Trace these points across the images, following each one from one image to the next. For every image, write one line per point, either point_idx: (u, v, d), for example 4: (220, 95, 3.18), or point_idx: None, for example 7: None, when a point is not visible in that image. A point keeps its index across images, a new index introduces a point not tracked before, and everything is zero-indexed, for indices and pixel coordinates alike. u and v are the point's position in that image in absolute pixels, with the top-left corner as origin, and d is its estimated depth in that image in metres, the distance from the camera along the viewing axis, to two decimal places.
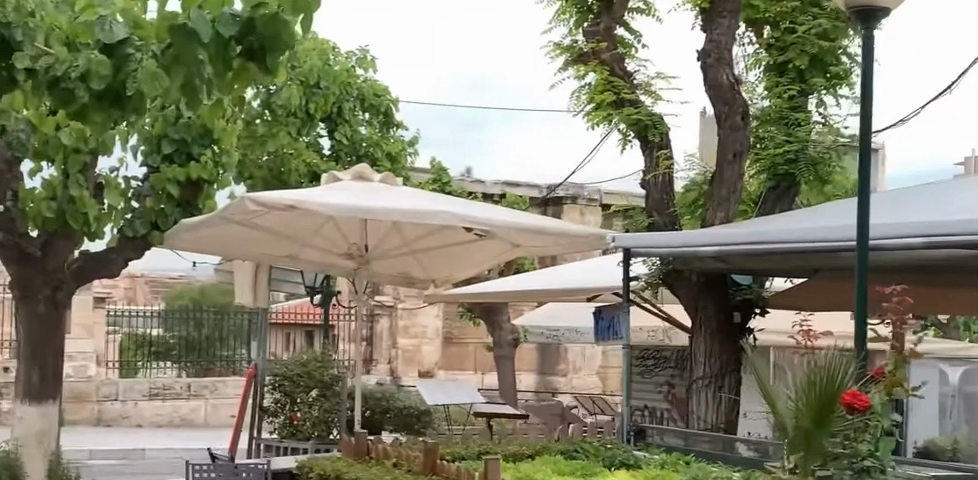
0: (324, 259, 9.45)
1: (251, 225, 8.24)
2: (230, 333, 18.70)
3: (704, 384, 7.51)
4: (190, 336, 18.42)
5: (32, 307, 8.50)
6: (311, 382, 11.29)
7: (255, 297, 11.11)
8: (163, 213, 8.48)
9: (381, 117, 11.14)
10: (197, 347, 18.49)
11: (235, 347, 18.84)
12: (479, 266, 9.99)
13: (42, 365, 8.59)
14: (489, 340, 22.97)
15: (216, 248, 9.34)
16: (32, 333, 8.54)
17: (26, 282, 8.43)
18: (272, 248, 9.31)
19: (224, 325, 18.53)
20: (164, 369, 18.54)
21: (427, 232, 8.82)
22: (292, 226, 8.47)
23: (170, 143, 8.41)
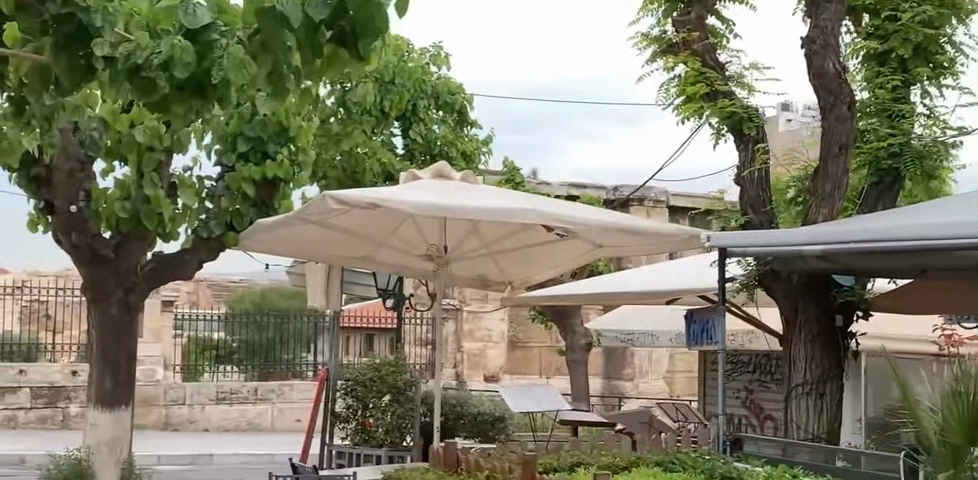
0: (398, 258, 9.20)
1: (328, 224, 8.00)
2: (292, 336, 18.41)
3: (804, 392, 7.04)
4: (252, 340, 18.34)
5: (105, 310, 8.30)
6: (382, 388, 10.94)
7: (326, 300, 10.87)
8: (238, 213, 8.27)
9: (455, 115, 10.91)
10: (259, 349, 18.36)
11: (297, 350, 18.62)
12: (558, 267, 9.66)
13: (115, 370, 8.39)
14: (556, 343, 22.54)
15: (289, 247, 9.12)
16: (105, 337, 8.34)
17: (99, 284, 8.24)
18: (346, 247, 9.06)
19: (288, 328, 18.28)
20: (225, 370, 18.42)
21: (507, 231, 8.49)
22: (367, 226, 8.20)
23: (246, 142, 8.21)
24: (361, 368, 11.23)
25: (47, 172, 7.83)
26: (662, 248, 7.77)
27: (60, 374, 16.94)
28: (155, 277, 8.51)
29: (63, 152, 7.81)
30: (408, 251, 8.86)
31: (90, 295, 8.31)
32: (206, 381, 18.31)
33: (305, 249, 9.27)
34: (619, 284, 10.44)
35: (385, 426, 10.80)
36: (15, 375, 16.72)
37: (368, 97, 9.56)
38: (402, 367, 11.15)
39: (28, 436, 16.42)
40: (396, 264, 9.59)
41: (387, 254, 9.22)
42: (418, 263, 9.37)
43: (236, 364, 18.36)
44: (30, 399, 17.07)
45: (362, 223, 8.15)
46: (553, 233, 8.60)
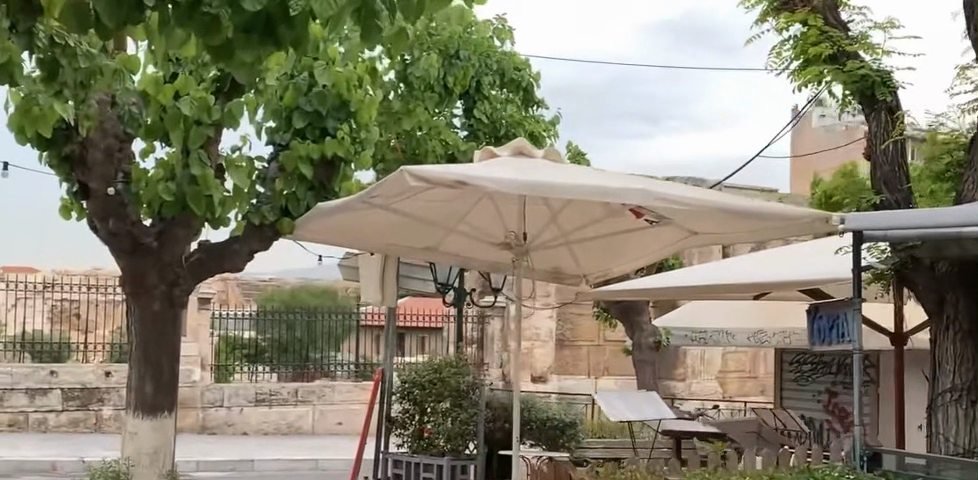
0: (467, 244, 8.32)
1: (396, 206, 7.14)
2: (322, 335, 17.81)
3: (952, 399, 6.09)
4: (281, 339, 17.66)
5: (147, 306, 7.46)
6: (443, 392, 10.00)
7: (382, 296, 10.01)
8: (294, 197, 7.42)
9: (521, 94, 10.03)
10: (290, 349, 17.73)
11: (327, 349, 17.99)
12: (639, 258, 8.75)
13: (156, 374, 7.52)
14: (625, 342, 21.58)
15: (347, 232, 8.26)
16: (147, 335, 7.50)
17: (140, 276, 7.40)
18: (409, 233, 8.19)
19: (318, 328, 17.70)
20: (256, 370, 17.60)
21: (592, 213, 7.60)
22: (439, 209, 7.34)
23: (303, 117, 7.38)
24: (418, 369, 10.31)
25: (82, 150, 7.00)
26: (776, 233, 6.85)
27: (92, 375, 16.25)
28: (203, 269, 7.67)
29: (99, 128, 6.99)
30: (479, 237, 7.99)
31: (129, 289, 7.47)
32: (245, 382, 17.52)
33: (365, 236, 8.40)
34: (700, 274, 9.52)
35: (445, 433, 9.88)
36: (46, 377, 15.99)
37: (431, 71, 8.73)
38: (464, 367, 10.21)
39: (60, 441, 15.69)
40: (463, 252, 8.71)
41: (453, 241, 8.36)
42: (488, 251, 8.51)
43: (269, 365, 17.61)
44: (62, 401, 16.29)
45: (432, 206, 7.28)
46: (643, 219, 7.70)
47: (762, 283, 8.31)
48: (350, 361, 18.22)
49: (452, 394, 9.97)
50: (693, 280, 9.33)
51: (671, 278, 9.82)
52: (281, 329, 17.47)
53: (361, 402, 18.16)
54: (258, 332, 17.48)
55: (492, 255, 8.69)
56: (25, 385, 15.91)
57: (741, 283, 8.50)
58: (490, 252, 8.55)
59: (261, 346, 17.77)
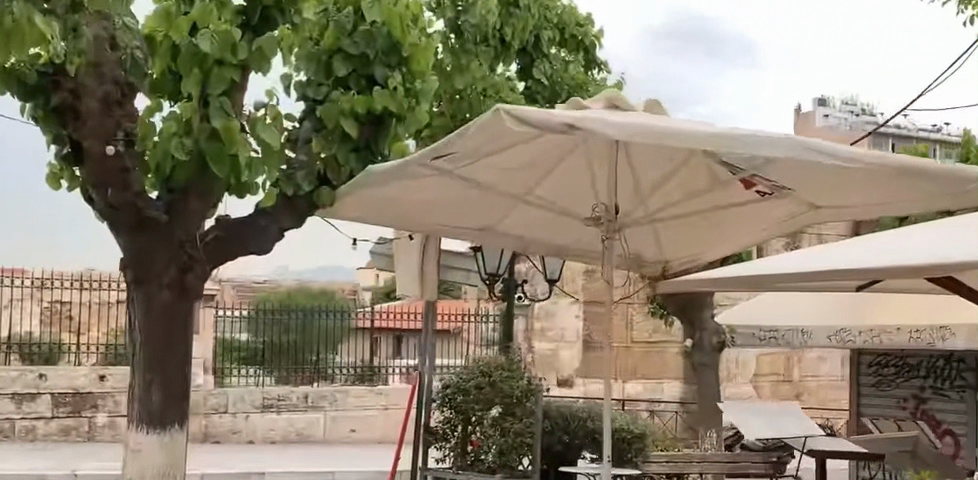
0: (536, 216, 6.96)
1: (470, 158, 5.80)
2: (319, 339, 16.31)
3: None
4: (277, 342, 16.13)
5: (154, 296, 6.09)
6: (493, 398, 8.70)
7: (421, 286, 8.72)
8: (335, 161, 6.11)
9: (582, 54, 8.70)
10: (285, 352, 16.18)
11: (323, 351, 16.44)
12: (732, 243, 7.41)
13: (165, 379, 6.16)
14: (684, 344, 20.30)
15: (394, 208, 6.90)
16: (152, 330, 6.13)
17: (146, 258, 6.05)
18: (468, 205, 6.84)
19: (314, 329, 16.20)
20: (251, 375, 16.05)
21: (697, 179, 6.27)
22: (522, 160, 6.00)
23: (346, 63, 6.07)
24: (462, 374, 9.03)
25: (73, 100, 5.75)
26: (933, 207, 5.53)
27: (85, 379, 14.94)
28: (223, 251, 6.25)
29: (96, 72, 5.73)
30: (553, 200, 6.64)
31: (133, 275, 6.09)
32: (250, 386, 16.11)
33: (412, 211, 7.03)
34: (795, 262, 8.15)
35: (495, 447, 8.52)
36: (35, 380, 14.68)
37: (489, 20, 7.40)
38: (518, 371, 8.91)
39: (51, 451, 14.33)
40: (526, 231, 7.36)
41: (519, 215, 7.01)
42: (560, 225, 7.15)
43: (263, 368, 16.08)
44: (52, 407, 14.91)
45: (517, 154, 5.94)
46: (753, 192, 6.36)
47: (887, 270, 6.96)
48: (347, 363, 16.65)
49: (503, 400, 8.68)
50: (787, 266, 7.98)
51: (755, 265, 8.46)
52: (277, 331, 15.97)
53: (375, 408, 16.83)
54: (252, 335, 15.95)
55: (561, 236, 7.35)
56: (11, 389, 14.58)
57: (859, 267, 7.17)
58: (561, 227, 7.18)
59: (256, 350, 16.20)
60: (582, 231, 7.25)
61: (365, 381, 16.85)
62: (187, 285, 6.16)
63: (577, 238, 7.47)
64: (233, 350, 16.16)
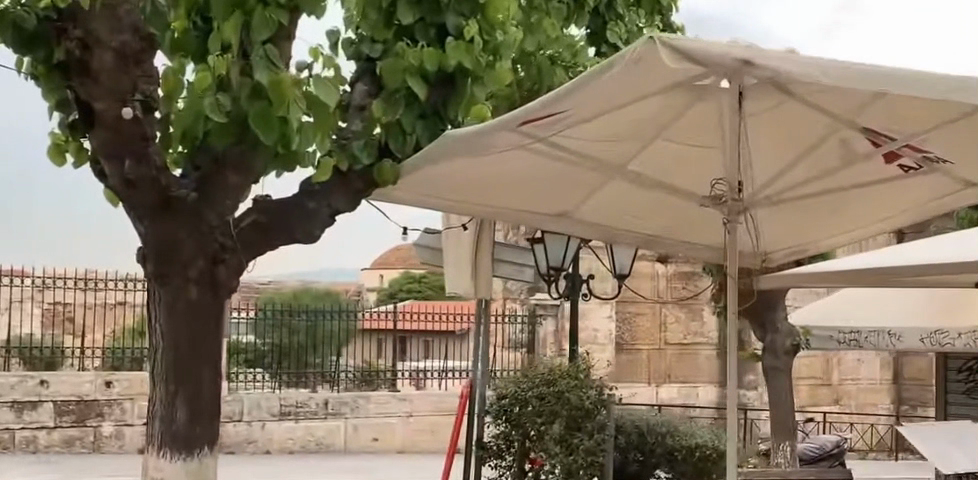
0: (627, 195, 5.94)
1: (572, 122, 4.79)
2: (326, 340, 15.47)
3: None
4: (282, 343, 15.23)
5: (177, 292, 5.04)
6: (557, 409, 7.59)
7: (474, 282, 7.81)
8: (399, 127, 5.09)
9: (657, 17, 7.65)
10: (290, 353, 15.23)
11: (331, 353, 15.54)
12: (849, 230, 6.40)
13: (191, 392, 5.11)
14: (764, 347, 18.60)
15: (462, 189, 5.87)
16: (178, 332, 5.09)
17: (171, 245, 5.00)
18: (553, 184, 5.80)
19: (319, 332, 15.38)
20: (253, 378, 14.99)
21: (831, 149, 5.24)
22: (631, 122, 5.00)
23: (413, 10, 5.09)
24: (522, 382, 7.97)
25: (83, 53, 4.67)
26: None
27: (90, 385, 13.92)
28: (263, 240, 5.20)
29: (112, 15, 4.64)
30: (652, 174, 5.63)
31: (155, 267, 5.05)
32: (265, 392, 14.96)
33: (482, 194, 5.99)
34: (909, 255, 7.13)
35: (560, 467, 7.41)
36: (36, 387, 13.61)
37: None
38: (587, 378, 7.76)
39: (54, 464, 13.19)
40: (610, 215, 6.32)
41: (606, 195, 5.97)
42: (655, 206, 6.11)
43: (269, 372, 15.03)
44: (55, 416, 13.80)
45: (627, 116, 4.95)
46: (896, 167, 5.37)
47: None
48: (353, 366, 15.65)
49: (570, 413, 7.55)
50: (899, 260, 7.00)
51: (855, 259, 7.46)
52: (284, 333, 15.08)
53: (398, 415, 15.72)
54: (256, 336, 15.13)
55: (652, 220, 6.29)
56: (10, 396, 13.46)
57: None
58: (656, 207, 6.15)
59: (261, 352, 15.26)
60: (678, 212, 6.22)
61: (371, 387, 15.80)
62: (220, 279, 5.13)
63: (670, 223, 6.43)
64: (237, 353, 15.20)
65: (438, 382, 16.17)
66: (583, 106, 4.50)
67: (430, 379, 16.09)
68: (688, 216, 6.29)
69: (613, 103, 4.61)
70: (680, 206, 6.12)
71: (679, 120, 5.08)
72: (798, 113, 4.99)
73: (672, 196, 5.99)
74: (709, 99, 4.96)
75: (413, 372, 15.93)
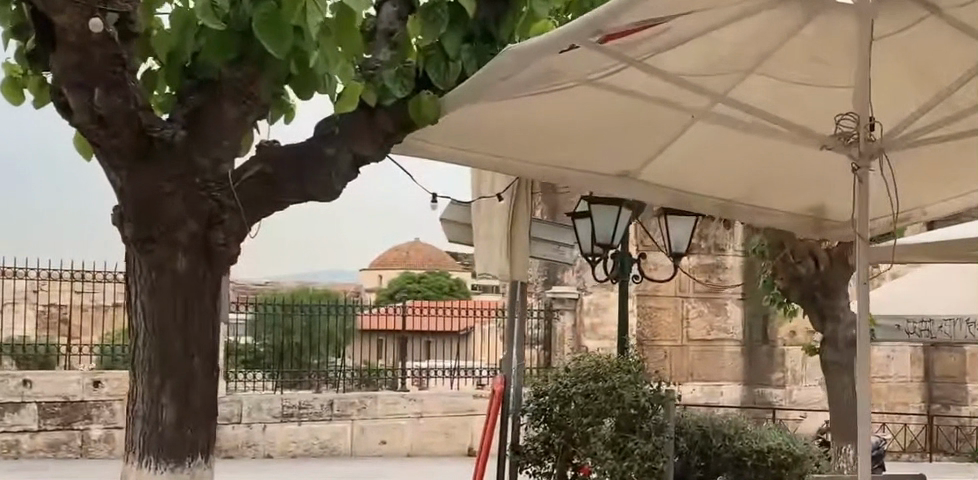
0: (708, 139, 4.93)
1: (666, 38, 3.77)
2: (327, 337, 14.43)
3: None
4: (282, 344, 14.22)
5: (164, 263, 4.03)
6: (606, 407, 6.55)
7: (511, 262, 6.80)
8: (440, 53, 4.25)
9: None
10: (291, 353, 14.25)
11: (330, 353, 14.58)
12: (965, 193, 5.35)
13: (183, 387, 4.10)
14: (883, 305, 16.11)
15: (510, 136, 4.85)
16: (163, 313, 4.08)
17: (153, 203, 3.97)
18: (621, 129, 4.79)
19: (322, 328, 14.31)
20: (253, 379, 13.97)
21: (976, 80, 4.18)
22: (731, 43, 3.97)
23: None
24: (565, 377, 6.94)
25: None
26: None
27: (77, 385, 12.91)
28: (268, 195, 4.17)
29: None
30: (745, 116, 4.59)
31: (134, 233, 4.02)
32: (267, 393, 13.89)
33: (533, 144, 4.96)
34: None
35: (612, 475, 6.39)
36: (19, 387, 12.61)
37: None
38: (641, 372, 6.73)
39: (36, 470, 12.14)
40: (681, 172, 5.31)
41: (685, 139, 4.95)
42: (737, 156, 5.11)
43: (269, 372, 13.98)
44: (39, 419, 12.76)
45: (729, 33, 3.92)
46: None
47: None
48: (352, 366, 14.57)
49: (622, 412, 6.51)
50: None
51: (940, 234, 6.51)
52: (283, 331, 14.11)
53: (408, 416, 14.59)
54: (255, 336, 14.17)
55: (733, 173, 5.29)
56: None
57: None
58: (737, 158, 5.15)
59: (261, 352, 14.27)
60: (764, 165, 5.22)
61: (372, 387, 14.68)
62: (215, 245, 4.11)
63: (751, 182, 5.41)
64: (236, 353, 14.24)
65: (443, 380, 15.09)
66: (685, 12, 3.47)
67: (430, 377, 15.06)
68: (777, 171, 5.28)
69: (722, 10, 3.59)
70: (766, 157, 5.12)
71: (793, 37, 4.06)
72: (942, 33, 3.94)
73: (760, 144, 4.99)
74: (834, 13, 3.91)
75: (416, 371, 14.87)
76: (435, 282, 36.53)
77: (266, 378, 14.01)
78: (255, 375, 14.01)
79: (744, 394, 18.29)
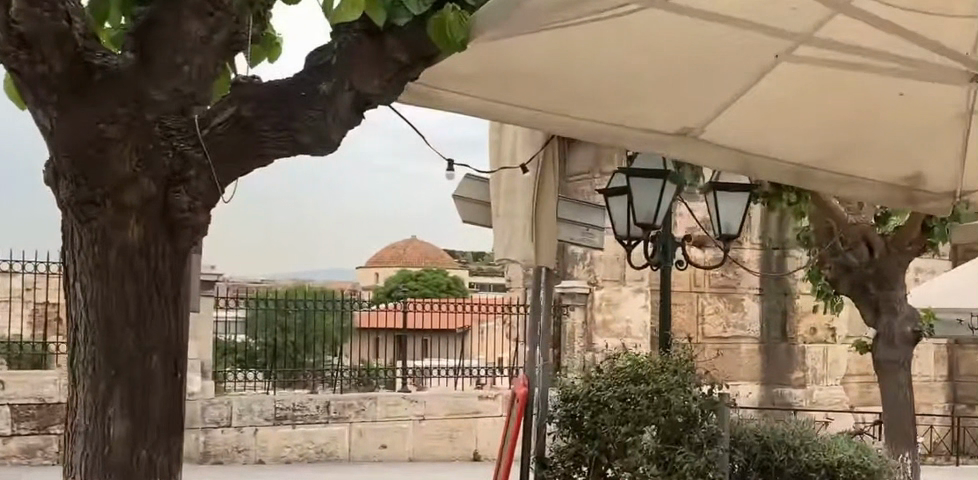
0: (787, 83, 4.08)
1: None
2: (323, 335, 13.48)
3: None
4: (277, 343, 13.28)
5: (109, 235, 3.16)
6: (649, 414, 5.63)
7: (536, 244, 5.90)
8: None
9: None
10: (286, 352, 13.30)
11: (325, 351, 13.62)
12: None
13: (136, 393, 3.23)
14: None
15: (547, 80, 4.00)
16: (108, 299, 3.22)
17: (90, 156, 3.08)
18: (679, 69, 3.93)
19: (317, 326, 13.33)
20: (246, 378, 13.06)
21: None
22: None
23: None
24: (599, 380, 6.04)
25: None
26: None
27: (55, 386, 11.94)
28: (244, 145, 3.24)
29: None
30: (847, 47, 3.67)
31: (71, 194, 3.15)
32: (259, 394, 12.91)
33: (574, 94, 4.11)
34: None
35: None
36: None
37: None
38: (690, 374, 5.82)
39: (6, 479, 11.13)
40: (751, 129, 4.45)
41: (757, 85, 4.10)
42: (816, 109, 4.26)
43: (262, 372, 13.07)
44: (12, 423, 11.78)
45: None
46: None
47: None
48: (350, 365, 13.61)
49: (668, 419, 5.58)
50: None
51: None
52: (278, 329, 13.15)
53: (411, 418, 13.62)
54: (248, 334, 13.24)
55: (815, 127, 4.41)
56: None
57: None
58: (818, 112, 4.29)
59: (255, 350, 13.35)
60: (850, 123, 4.35)
61: (370, 389, 13.73)
62: (176, 212, 3.22)
63: (837, 145, 4.52)
64: (227, 352, 13.31)
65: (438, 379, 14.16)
66: None
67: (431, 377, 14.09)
68: (865, 129, 4.41)
69: None
70: (852, 112, 4.27)
71: None
72: None
73: (848, 94, 4.14)
74: None
75: (412, 371, 13.88)
76: (434, 281, 35.41)
77: (259, 378, 13.09)
78: (247, 375, 13.07)
79: (764, 394, 17.28)
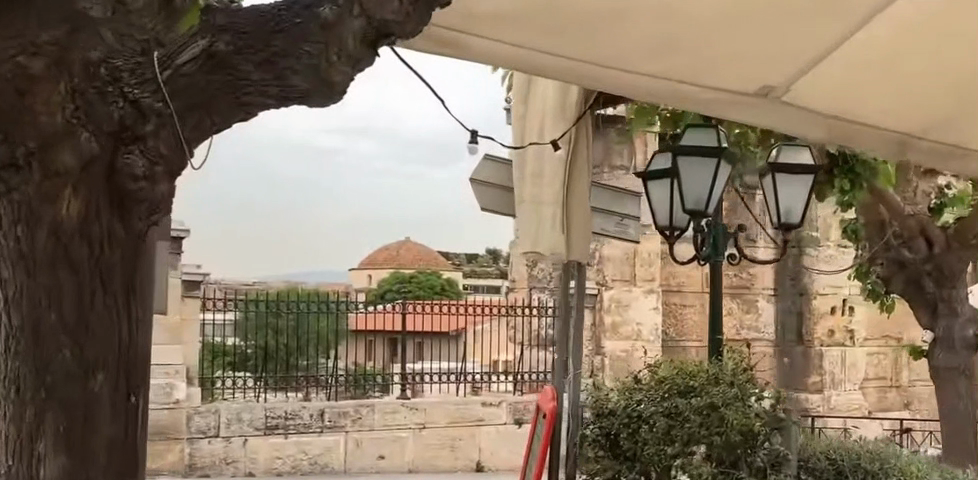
0: (898, 31, 3.28)
1: None
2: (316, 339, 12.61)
3: None
4: (270, 346, 12.44)
5: (38, 208, 2.37)
6: (699, 433, 4.82)
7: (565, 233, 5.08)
8: None
9: None
10: (278, 355, 12.45)
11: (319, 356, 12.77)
12: None
13: (73, 424, 2.44)
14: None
15: (600, 29, 3.19)
16: (37, 296, 2.42)
17: (7, 106, 2.27)
18: (770, 13, 3.12)
19: (310, 328, 12.43)
20: (238, 383, 12.25)
21: None
22: None
23: None
24: (646, 395, 5.28)
25: None
26: None
27: None
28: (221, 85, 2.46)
29: None
30: None
31: None
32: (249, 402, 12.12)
33: (633, 47, 3.31)
34: None
35: None
36: None
37: None
38: (749, 386, 5.01)
39: None
40: (845, 90, 3.65)
41: (862, 34, 3.29)
42: (930, 64, 3.48)
43: (254, 377, 12.24)
44: None
45: None
46: None
47: None
48: (346, 369, 12.74)
49: (722, 438, 4.76)
50: None
51: None
52: (270, 332, 12.29)
53: (411, 427, 12.74)
54: (241, 336, 12.40)
55: (926, 84, 3.61)
56: None
57: None
58: (930, 69, 3.52)
59: (248, 354, 12.53)
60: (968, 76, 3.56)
61: (362, 395, 12.83)
62: (127, 180, 2.44)
63: (946, 105, 3.74)
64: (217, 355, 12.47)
65: (434, 386, 13.26)
66: None
67: (427, 384, 13.18)
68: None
69: None
70: (973, 63, 3.48)
71: None
72: None
73: (973, 43, 3.36)
74: None
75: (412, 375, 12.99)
76: (428, 282, 34.60)
77: (249, 383, 12.28)
78: (238, 380, 12.26)
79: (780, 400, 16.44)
